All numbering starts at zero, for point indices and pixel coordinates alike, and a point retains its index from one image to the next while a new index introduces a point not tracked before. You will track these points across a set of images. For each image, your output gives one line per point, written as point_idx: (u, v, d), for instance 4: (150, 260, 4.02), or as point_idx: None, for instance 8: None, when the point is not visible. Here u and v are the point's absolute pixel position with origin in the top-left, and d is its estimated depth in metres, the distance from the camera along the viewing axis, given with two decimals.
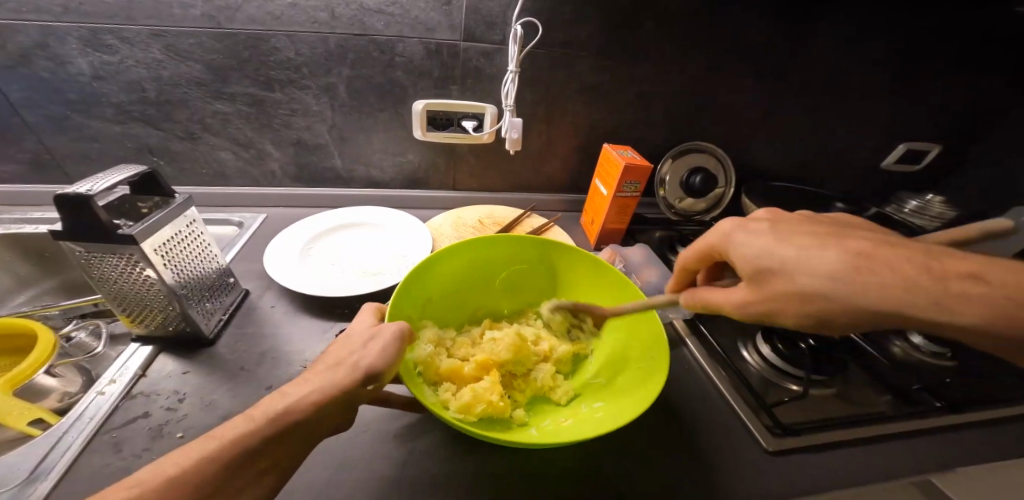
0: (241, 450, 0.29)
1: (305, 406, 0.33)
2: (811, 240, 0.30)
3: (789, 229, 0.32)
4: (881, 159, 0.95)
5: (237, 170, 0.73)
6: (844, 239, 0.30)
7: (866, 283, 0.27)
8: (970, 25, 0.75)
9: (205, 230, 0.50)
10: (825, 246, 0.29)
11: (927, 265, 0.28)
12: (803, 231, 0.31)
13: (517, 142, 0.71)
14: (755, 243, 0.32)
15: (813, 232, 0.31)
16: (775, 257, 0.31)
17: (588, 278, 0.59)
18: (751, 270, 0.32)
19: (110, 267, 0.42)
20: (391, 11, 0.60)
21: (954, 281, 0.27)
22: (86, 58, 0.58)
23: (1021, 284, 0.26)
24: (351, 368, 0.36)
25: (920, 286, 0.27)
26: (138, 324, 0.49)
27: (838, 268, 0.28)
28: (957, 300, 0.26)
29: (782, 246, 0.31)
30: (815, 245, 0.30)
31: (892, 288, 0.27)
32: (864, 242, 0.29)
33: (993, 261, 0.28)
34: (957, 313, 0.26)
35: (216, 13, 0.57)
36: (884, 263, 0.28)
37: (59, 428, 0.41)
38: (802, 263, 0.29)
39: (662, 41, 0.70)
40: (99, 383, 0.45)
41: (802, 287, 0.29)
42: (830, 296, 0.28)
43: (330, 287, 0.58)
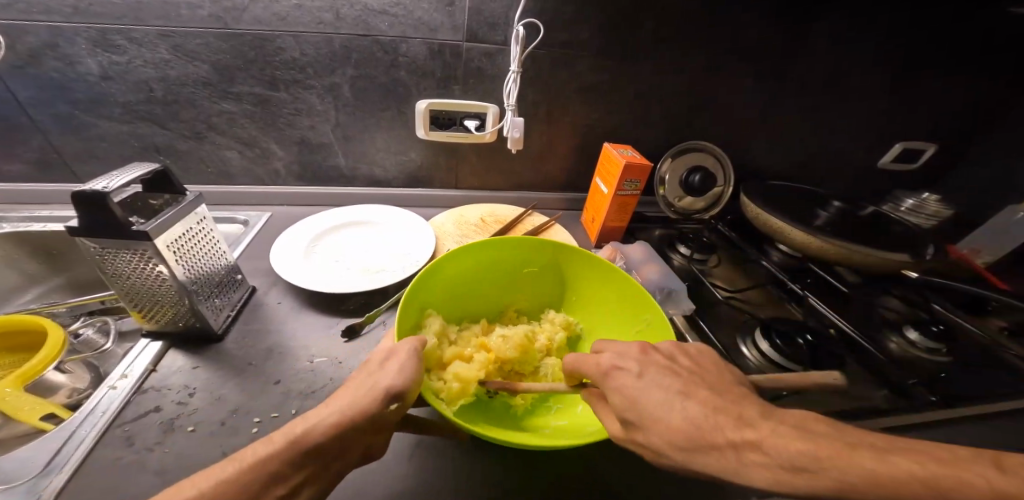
0: (258, 474, 0.31)
1: (323, 427, 0.33)
2: (663, 399, 0.34)
3: (653, 380, 0.36)
4: (877, 158, 0.96)
5: (242, 169, 0.74)
6: (688, 403, 0.34)
7: (693, 454, 0.32)
8: (965, 26, 0.76)
9: (214, 228, 0.50)
10: (671, 408, 0.34)
11: (732, 435, 0.32)
12: (659, 386, 0.35)
13: (518, 142, 0.72)
14: (620, 391, 0.36)
15: (669, 386, 0.35)
16: (633, 410, 0.35)
17: (594, 275, 0.60)
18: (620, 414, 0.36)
19: (123, 263, 0.42)
20: (395, 12, 0.61)
21: (747, 454, 0.30)
22: (94, 58, 0.59)
23: (795, 452, 0.30)
24: (373, 389, 0.36)
25: (724, 462, 0.31)
26: (148, 320, 0.49)
27: (677, 436, 0.33)
28: (747, 475, 0.30)
29: (639, 400, 0.35)
30: (666, 405, 0.34)
31: (700, 458, 0.32)
32: (701, 408, 0.33)
33: (775, 428, 0.31)
34: (746, 480, 0.30)
35: (222, 14, 0.58)
36: (708, 433, 0.32)
37: (73, 421, 0.42)
38: (652, 423, 0.34)
39: (662, 42, 0.71)
40: (111, 378, 0.46)
41: (652, 444, 0.34)
42: (668, 456, 0.33)
43: (335, 284, 0.59)
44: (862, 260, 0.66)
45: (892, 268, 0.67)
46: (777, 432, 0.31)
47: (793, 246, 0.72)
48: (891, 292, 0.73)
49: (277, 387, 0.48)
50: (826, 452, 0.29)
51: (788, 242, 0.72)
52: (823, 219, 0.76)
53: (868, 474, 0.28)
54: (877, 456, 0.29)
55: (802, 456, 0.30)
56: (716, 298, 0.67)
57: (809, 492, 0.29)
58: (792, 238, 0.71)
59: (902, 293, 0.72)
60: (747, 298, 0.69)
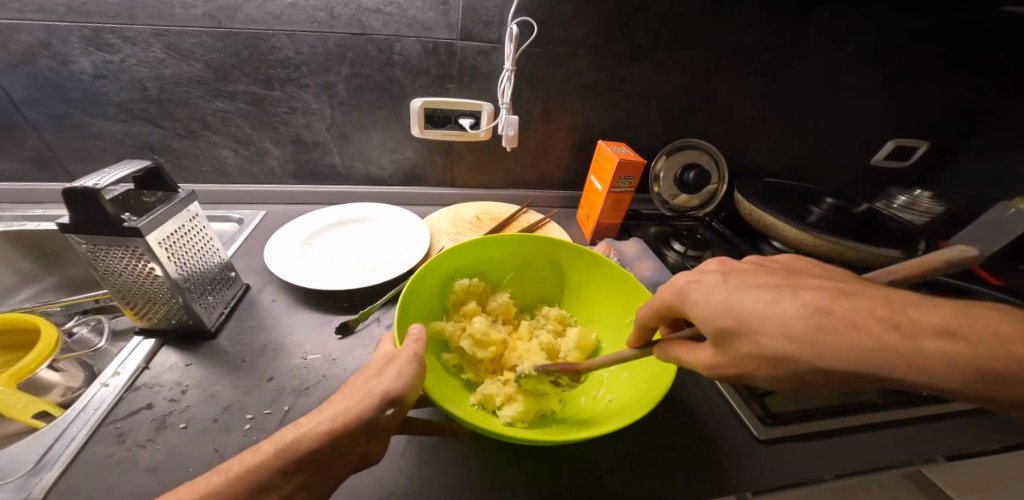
0: (247, 483, 0.30)
1: (314, 437, 0.32)
2: (766, 293, 0.30)
3: (744, 282, 0.31)
4: (871, 155, 0.96)
5: (237, 168, 0.74)
6: (797, 291, 0.30)
7: (826, 344, 0.27)
8: (956, 25, 0.77)
9: (207, 225, 0.51)
10: (780, 302, 0.30)
11: (875, 316, 0.28)
12: (760, 287, 0.31)
13: (513, 139, 0.72)
14: (710, 300, 0.31)
15: (767, 284, 0.31)
16: (728, 316, 0.30)
17: (595, 274, 0.60)
18: (710, 328, 0.31)
19: (115, 260, 0.42)
20: (389, 10, 0.61)
21: (908, 332, 0.27)
22: (88, 57, 0.59)
23: (957, 323, 0.28)
24: (366, 395, 0.34)
25: (880, 344, 0.26)
26: (142, 317, 0.49)
27: (798, 327, 0.28)
28: (922, 354, 0.26)
29: (736, 302, 0.30)
30: (779, 302, 0.30)
31: (846, 350, 0.27)
32: (818, 295, 0.30)
33: (913, 304, 0.29)
34: (924, 364, 0.26)
35: (216, 12, 0.58)
36: (842, 319, 0.28)
37: (65, 418, 0.42)
38: (763, 322, 0.29)
39: (656, 40, 0.71)
40: (103, 375, 0.46)
41: (770, 349, 0.29)
42: (798, 357, 0.28)
43: (331, 281, 0.59)
44: (856, 256, 0.67)
45: (884, 265, 0.67)
46: (928, 307, 0.29)
47: (788, 244, 0.73)
48: None
49: (270, 383, 0.48)
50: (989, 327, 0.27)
51: (782, 238, 0.73)
52: (817, 215, 0.76)
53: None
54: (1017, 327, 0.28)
55: (970, 332, 0.27)
56: None
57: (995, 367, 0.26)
58: (785, 235, 0.71)
59: (894, 289, 0.73)
60: None
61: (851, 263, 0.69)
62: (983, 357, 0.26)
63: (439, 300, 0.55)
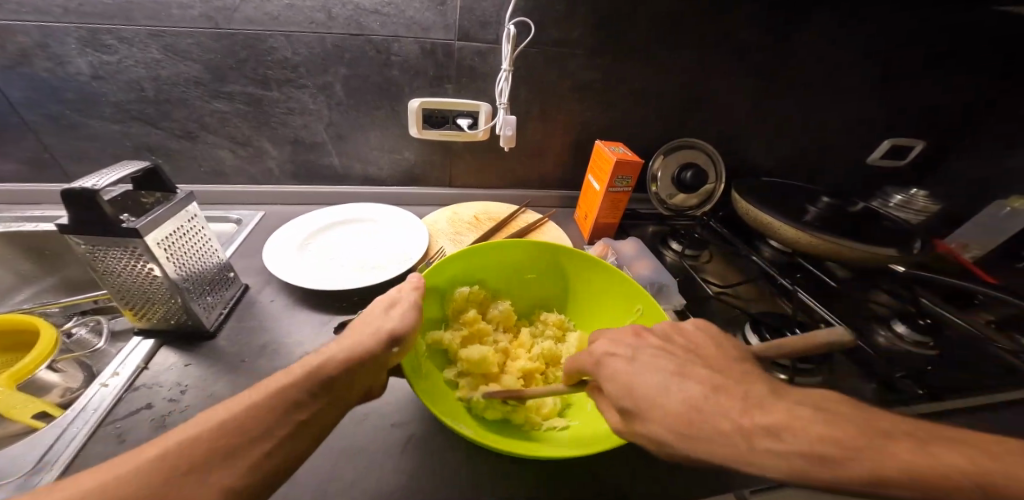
0: (279, 402, 0.33)
1: (335, 362, 0.36)
2: (661, 379, 0.34)
3: (645, 364, 0.35)
4: (867, 154, 0.97)
5: (235, 168, 0.74)
6: (683, 380, 0.33)
7: (696, 437, 0.30)
8: (951, 24, 0.77)
9: (205, 226, 0.51)
10: (666, 389, 0.33)
11: (742, 417, 0.30)
12: (656, 369, 0.35)
13: (511, 139, 0.72)
14: (615, 379, 0.36)
15: (662, 368, 0.35)
16: (627, 397, 0.34)
17: (595, 277, 0.60)
18: (616, 402, 0.35)
19: (114, 261, 0.43)
20: (386, 11, 0.61)
21: (761, 436, 0.29)
22: (85, 58, 0.59)
23: (814, 436, 0.28)
24: (377, 330, 0.40)
25: (738, 443, 0.29)
26: (141, 318, 0.50)
27: (677, 418, 0.31)
28: (771, 462, 0.27)
29: (632, 384, 0.34)
30: (668, 387, 0.33)
31: (709, 444, 0.29)
32: (701, 388, 0.32)
33: (792, 411, 0.30)
34: (776, 472, 0.27)
35: (213, 13, 0.58)
36: (712, 413, 0.31)
37: (65, 418, 0.42)
38: (650, 408, 0.33)
39: (653, 41, 0.71)
40: (102, 376, 0.46)
41: (653, 433, 0.32)
42: (672, 445, 0.31)
43: (329, 281, 0.59)
44: (851, 255, 0.67)
45: (880, 263, 0.68)
46: (796, 413, 0.30)
47: (785, 243, 0.73)
48: (880, 288, 0.73)
49: None
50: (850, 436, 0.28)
51: (779, 237, 0.73)
52: (813, 214, 0.76)
53: (906, 465, 0.27)
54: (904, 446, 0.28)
55: (823, 441, 0.28)
56: (706, 293, 0.67)
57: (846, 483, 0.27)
58: (782, 234, 0.72)
59: (891, 288, 0.73)
60: (737, 293, 0.70)
61: (847, 261, 0.69)
62: (844, 481, 0.27)
63: (440, 308, 0.55)
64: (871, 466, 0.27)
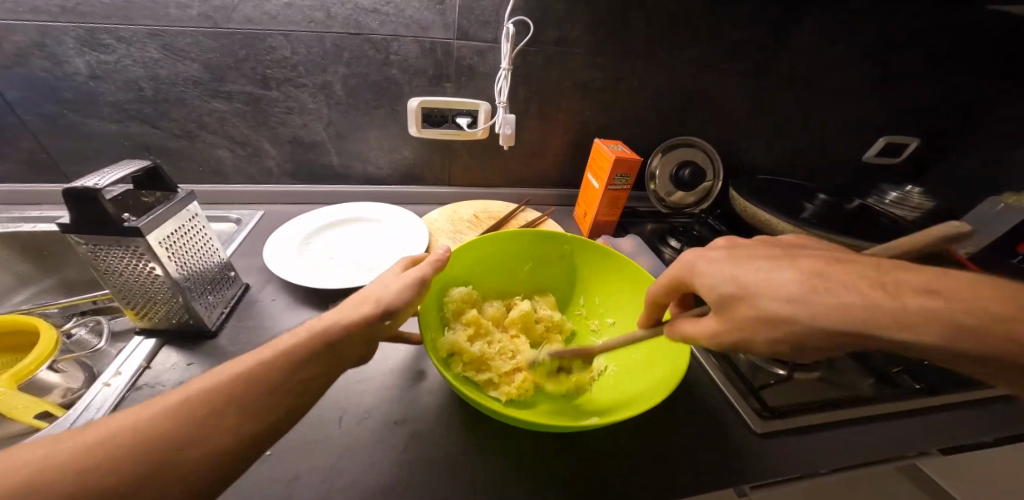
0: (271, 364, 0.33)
1: (334, 326, 0.37)
2: (767, 262, 0.32)
3: (745, 253, 0.33)
4: (863, 152, 0.98)
5: (234, 168, 0.74)
6: (793, 259, 0.31)
7: (821, 304, 0.28)
8: (946, 23, 0.78)
9: (206, 225, 0.51)
10: (778, 270, 0.31)
11: (872, 279, 0.29)
12: (756, 257, 0.33)
13: (510, 138, 0.73)
14: (712, 271, 0.34)
15: (762, 255, 0.33)
16: (734, 283, 0.32)
17: (603, 268, 0.61)
18: (714, 295, 0.33)
19: (115, 260, 0.43)
20: (386, 10, 0.61)
21: (900, 294, 0.27)
22: (82, 57, 0.59)
23: (954, 290, 0.27)
24: (377, 298, 0.40)
25: (876, 300, 0.27)
26: (143, 318, 0.50)
27: (799, 291, 0.29)
28: (916, 312, 0.26)
29: (740, 272, 0.32)
30: (771, 271, 0.31)
31: (841, 307, 0.28)
32: (815, 260, 0.31)
33: (898, 279, 0.28)
34: (919, 332, 0.26)
35: (212, 13, 0.58)
36: (833, 282, 0.29)
37: (68, 418, 0.42)
38: (764, 286, 0.30)
39: (651, 39, 0.72)
40: (104, 375, 0.46)
41: (769, 310, 0.30)
42: (799, 319, 0.29)
43: (330, 280, 0.59)
44: (846, 251, 0.68)
45: None
46: (909, 283, 0.28)
47: None
48: None
49: None
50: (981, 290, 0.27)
51: (776, 234, 0.74)
52: (810, 211, 0.77)
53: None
54: None
55: (958, 306, 0.27)
56: None
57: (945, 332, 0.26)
58: (779, 231, 0.72)
59: None
60: None
61: None
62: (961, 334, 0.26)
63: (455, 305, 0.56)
64: (1004, 314, 0.26)
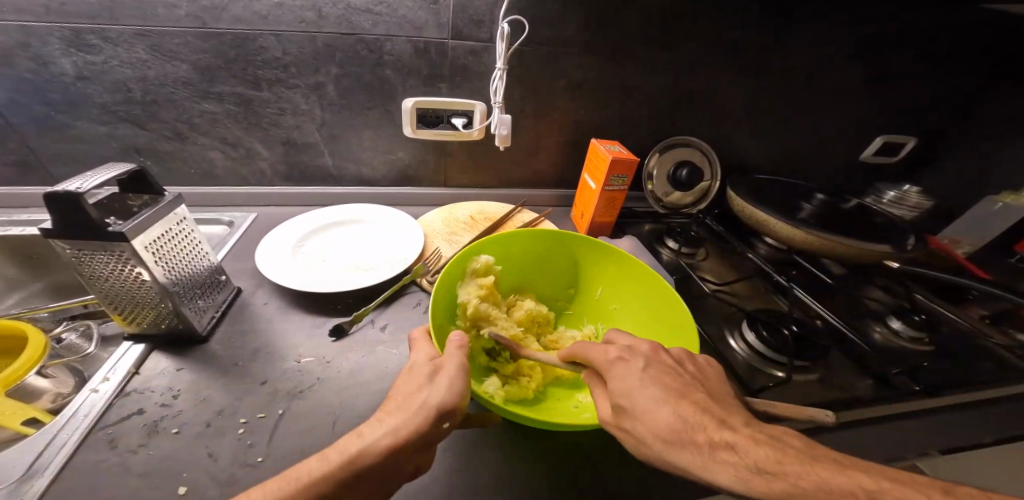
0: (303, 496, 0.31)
1: (375, 449, 0.33)
2: (660, 392, 0.36)
3: (650, 374, 0.38)
4: (860, 152, 0.97)
5: (226, 169, 0.73)
6: (678, 399, 0.36)
7: (672, 444, 0.33)
8: (943, 21, 0.77)
9: (195, 229, 0.50)
10: (660, 402, 0.35)
11: (717, 435, 0.33)
12: (655, 383, 0.37)
13: (506, 139, 0.72)
14: (619, 381, 0.38)
15: (660, 381, 0.37)
16: (625, 398, 0.36)
17: (607, 266, 0.61)
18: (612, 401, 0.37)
19: (100, 265, 0.42)
20: (378, 10, 0.61)
21: (725, 452, 0.32)
22: (69, 58, 0.58)
23: (769, 460, 0.31)
24: (422, 409, 0.36)
25: (710, 457, 0.32)
26: (131, 323, 0.49)
27: (664, 428, 0.34)
28: (723, 471, 0.31)
29: (633, 391, 0.37)
30: (660, 402, 0.35)
31: (681, 451, 0.33)
32: (691, 406, 0.35)
33: (754, 437, 0.33)
34: (735, 483, 0.31)
35: (201, 13, 0.57)
36: (693, 426, 0.34)
37: (55, 425, 0.41)
38: (643, 413, 0.35)
39: (647, 38, 0.71)
40: (93, 381, 0.45)
41: (637, 433, 0.35)
42: (650, 447, 0.34)
43: (324, 283, 0.58)
44: (844, 250, 0.67)
45: (874, 258, 0.67)
46: (756, 440, 0.33)
47: (779, 239, 0.73)
48: (874, 283, 0.74)
49: (263, 387, 0.48)
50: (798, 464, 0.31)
51: (775, 234, 0.73)
52: (807, 211, 0.77)
53: (831, 488, 0.30)
54: (840, 471, 0.31)
55: (775, 469, 0.31)
56: (703, 291, 0.67)
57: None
58: (778, 231, 0.72)
59: (885, 283, 0.74)
60: (733, 291, 0.70)
61: (840, 257, 0.70)
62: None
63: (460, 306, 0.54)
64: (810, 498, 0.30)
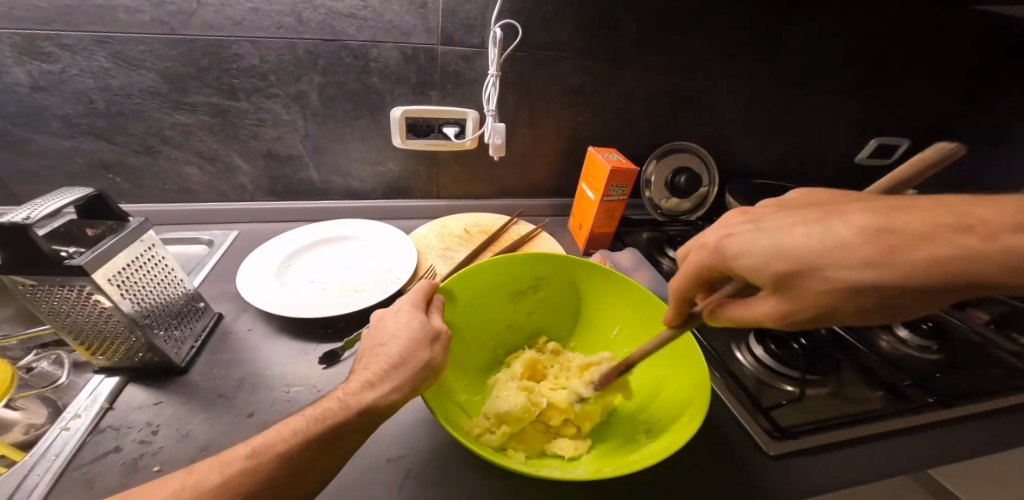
0: (311, 445, 0.31)
1: (387, 399, 0.36)
2: (817, 224, 0.26)
3: (779, 222, 0.27)
4: (855, 154, 0.97)
5: (203, 185, 0.69)
6: (846, 216, 0.25)
7: (919, 261, 0.22)
8: (934, 23, 0.77)
9: (166, 255, 0.46)
10: (832, 229, 0.25)
11: (955, 224, 0.22)
12: (800, 222, 0.26)
13: (500, 148, 0.69)
14: (761, 245, 0.27)
15: (804, 215, 0.27)
16: (783, 260, 0.26)
17: (606, 293, 0.57)
18: (766, 276, 0.27)
19: (59, 300, 0.38)
20: (363, 15, 0.57)
21: (1005, 230, 0.21)
22: (22, 67, 0.53)
23: None
24: (420, 365, 0.39)
25: (963, 247, 0.21)
26: (98, 356, 0.45)
27: (870, 252, 0.23)
28: (1020, 254, 0.21)
29: (784, 242, 0.26)
30: (832, 230, 0.25)
31: (930, 263, 0.22)
32: (874, 213, 0.24)
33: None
34: (1015, 269, 0.21)
35: (168, 18, 0.53)
36: (906, 237, 0.23)
37: (24, 465, 0.37)
38: (826, 256, 0.24)
39: (641, 43, 0.69)
40: (62, 419, 0.41)
41: (841, 282, 0.24)
42: (877, 286, 0.23)
43: (310, 306, 0.55)
44: None
45: None
46: None
47: None
48: None
49: (249, 420, 0.44)
50: None
51: None
52: None
53: None
54: None
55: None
56: None
57: None
58: None
59: None
60: None
61: None
62: None
63: (464, 335, 0.54)
64: None
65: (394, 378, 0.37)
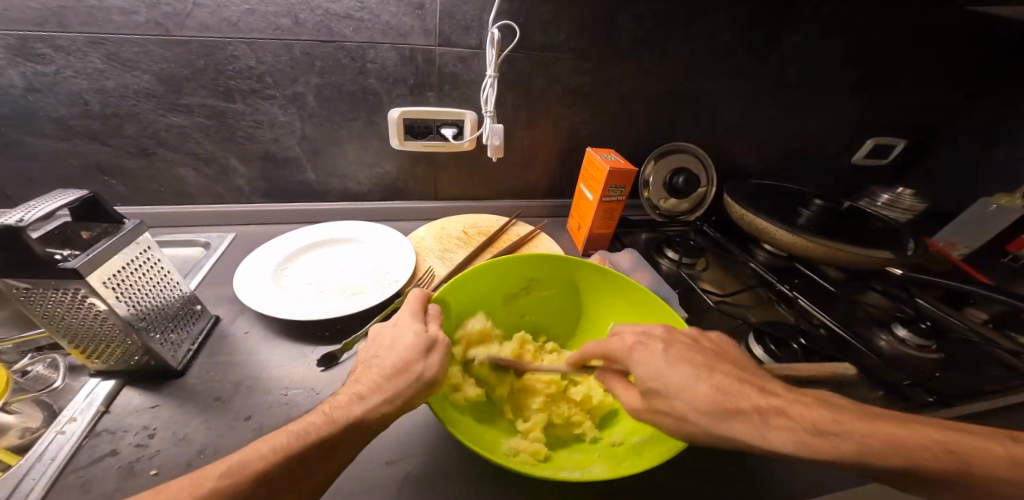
0: (294, 460, 0.30)
1: (377, 412, 0.35)
2: (689, 369, 0.36)
3: (676, 355, 0.38)
4: (851, 155, 0.97)
5: (199, 186, 0.68)
6: (711, 375, 0.36)
7: (724, 416, 0.33)
8: (929, 23, 0.78)
9: (162, 257, 0.46)
10: (695, 377, 0.36)
11: (756, 399, 0.34)
12: (683, 361, 0.37)
13: (498, 149, 0.69)
14: (645, 366, 0.38)
15: (694, 361, 0.37)
16: (655, 380, 0.37)
17: (605, 292, 0.57)
18: (642, 384, 0.38)
19: (53, 303, 0.37)
20: (360, 16, 0.57)
21: (778, 419, 0.32)
22: (16, 68, 0.53)
23: (822, 418, 0.32)
24: (413, 378, 0.38)
25: (747, 421, 0.33)
26: (93, 359, 0.44)
27: (703, 401, 0.34)
28: (775, 439, 0.32)
29: (665, 371, 0.37)
30: (696, 377, 0.36)
31: (726, 423, 0.33)
32: (726, 379, 0.36)
33: (803, 400, 0.34)
34: (773, 445, 0.32)
35: (163, 19, 0.53)
36: (729, 403, 0.34)
37: (19, 469, 0.37)
38: (677, 390, 0.36)
39: (639, 44, 0.69)
40: (58, 422, 0.41)
41: (676, 411, 0.35)
42: (694, 421, 0.34)
43: (308, 309, 0.54)
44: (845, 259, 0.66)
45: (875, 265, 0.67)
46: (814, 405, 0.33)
47: (782, 247, 0.72)
48: (873, 289, 0.74)
49: (247, 424, 0.44)
50: (857, 436, 0.31)
51: (775, 242, 0.72)
52: (806, 216, 0.76)
53: (895, 440, 0.30)
54: (904, 426, 0.32)
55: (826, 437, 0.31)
56: (706, 304, 0.66)
57: (839, 456, 0.30)
58: (777, 239, 0.70)
59: (884, 287, 0.73)
60: (737, 301, 0.69)
61: (841, 264, 0.69)
62: (817, 440, 0.31)
63: None
64: (878, 446, 0.30)
65: (386, 390, 0.37)
